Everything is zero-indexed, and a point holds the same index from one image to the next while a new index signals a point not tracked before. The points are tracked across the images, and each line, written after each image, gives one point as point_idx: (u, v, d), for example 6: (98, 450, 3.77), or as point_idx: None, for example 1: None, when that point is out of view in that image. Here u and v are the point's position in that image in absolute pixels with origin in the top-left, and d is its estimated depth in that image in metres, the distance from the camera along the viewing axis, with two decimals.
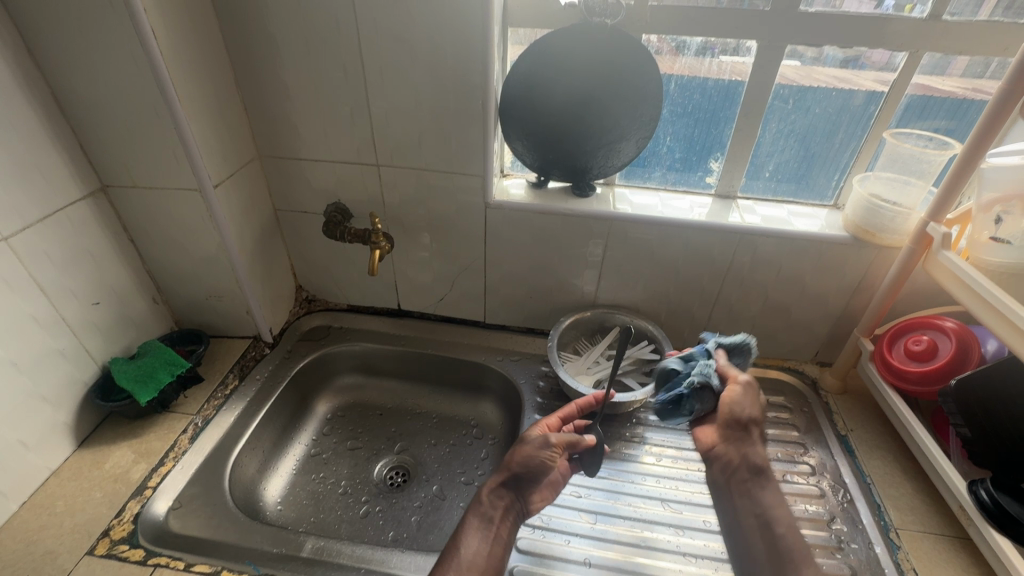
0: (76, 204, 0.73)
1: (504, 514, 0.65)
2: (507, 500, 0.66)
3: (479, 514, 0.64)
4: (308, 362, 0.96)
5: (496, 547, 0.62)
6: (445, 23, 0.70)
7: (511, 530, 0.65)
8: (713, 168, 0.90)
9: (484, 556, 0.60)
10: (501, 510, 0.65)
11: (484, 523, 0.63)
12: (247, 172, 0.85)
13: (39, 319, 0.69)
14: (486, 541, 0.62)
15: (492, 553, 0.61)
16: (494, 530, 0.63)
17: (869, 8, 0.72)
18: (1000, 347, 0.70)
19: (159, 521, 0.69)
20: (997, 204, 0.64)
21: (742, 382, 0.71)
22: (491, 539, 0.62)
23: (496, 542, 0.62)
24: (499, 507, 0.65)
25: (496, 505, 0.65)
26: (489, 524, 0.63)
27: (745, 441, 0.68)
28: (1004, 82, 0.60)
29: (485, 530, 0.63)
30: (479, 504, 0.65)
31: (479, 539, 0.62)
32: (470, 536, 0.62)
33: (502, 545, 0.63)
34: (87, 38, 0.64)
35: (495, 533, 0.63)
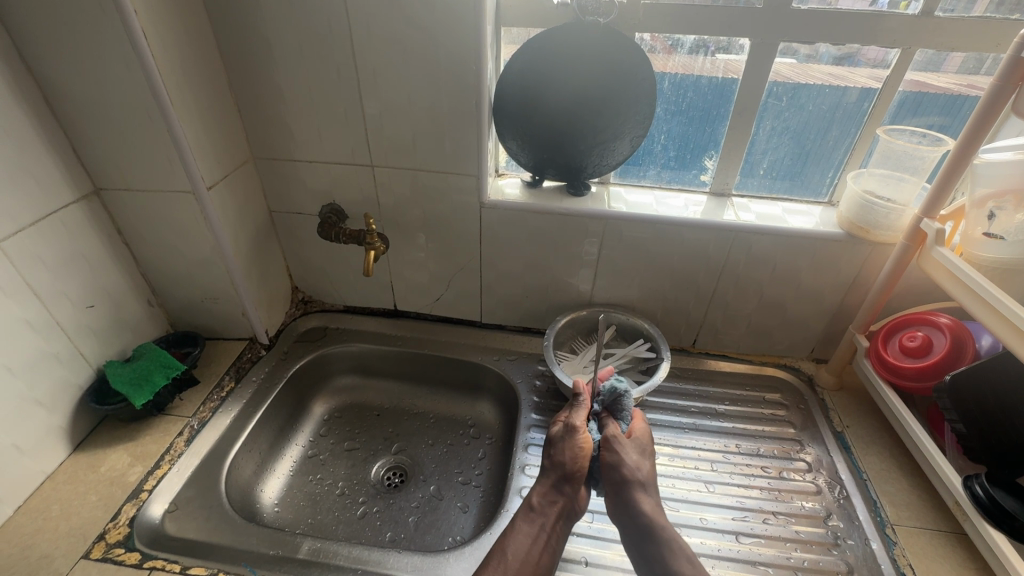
0: (69, 207, 0.73)
1: (556, 519, 0.65)
2: (561, 502, 0.66)
3: (532, 521, 0.65)
4: (304, 364, 0.96)
5: (546, 554, 0.63)
6: (439, 22, 0.70)
7: (564, 533, 0.65)
8: (708, 166, 0.90)
9: (534, 561, 0.61)
10: (554, 516, 0.66)
11: (535, 530, 0.64)
12: (241, 174, 0.85)
13: (33, 322, 0.68)
14: (535, 546, 0.63)
15: (541, 560, 0.62)
16: (546, 535, 0.64)
17: (864, 5, 0.72)
18: (995, 343, 0.70)
19: (155, 524, 0.68)
20: (991, 200, 0.64)
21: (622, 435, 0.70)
22: (541, 544, 0.63)
23: (547, 547, 0.63)
24: (550, 514, 0.66)
25: (548, 511, 0.66)
26: (539, 532, 0.64)
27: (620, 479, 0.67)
28: (995, 78, 0.59)
29: (536, 537, 0.63)
30: (528, 510, 0.66)
31: (532, 544, 0.63)
32: (517, 543, 0.63)
33: (551, 553, 0.63)
34: (78, 40, 0.64)
35: (546, 540, 0.64)
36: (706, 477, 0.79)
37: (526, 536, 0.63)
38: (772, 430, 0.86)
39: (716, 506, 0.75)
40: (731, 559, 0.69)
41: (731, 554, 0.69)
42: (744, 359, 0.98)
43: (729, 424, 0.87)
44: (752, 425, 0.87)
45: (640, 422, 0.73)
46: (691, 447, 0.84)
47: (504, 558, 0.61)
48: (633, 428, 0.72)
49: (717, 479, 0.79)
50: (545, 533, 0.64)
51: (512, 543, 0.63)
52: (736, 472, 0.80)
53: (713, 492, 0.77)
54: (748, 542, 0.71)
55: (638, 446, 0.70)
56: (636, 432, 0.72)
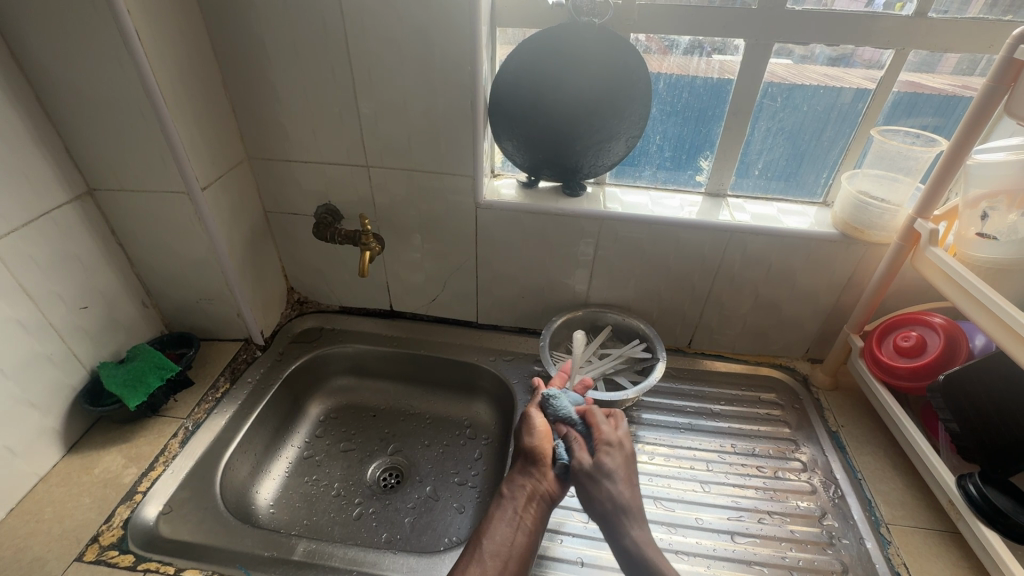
0: (62, 208, 0.72)
1: (528, 501, 0.64)
2: (528, 485, 0.66)
3: (504, 504, 0.64)
4: (300, 365, 0.95)
5: (521, 536, 0.62)
6: (434, 22, 0.70)
7: (538, 513, 0.64)
8: (703, 167, 0.90)
9: (510, 545, 0.60)
10: (525, 498, 0.65)
11: (508, 514, 0.63)
12: (235, 174, 0.84)
13: (25, 323, 0.68)
14: (511, 529, 0.62)
15: (517, 543, 0.61)
16: (519, 517, 0.63)
17: (858, 6, 0.72)
18: (988, 342, 0.71)
19: (149, 526, 0.68)
20: (984, 200, 0.65)
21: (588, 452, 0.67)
22: (514, 527, 0.62)
23: (521, 530, 0.62)
24: (520, 496, 0.65)
25: (518, 494, 0.65)
26: (513, 516, 0.63)
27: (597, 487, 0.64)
28: (988, 79, 0.60)
29: (510, 521, 0.62)
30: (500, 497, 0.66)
31: (506, 528, 0.62)
32: (493, 529, 0.62)
33: (527, 535, 0.62)
34: (71, 40, 0.63)
35: (520, 521, 0.62)
36: (702, 477, 0.79)
37: (500, 521, 0.62)
38: (768, 429, 0.86)
39: (712, 506, 0.75)
40: (726, 559, 0.69)
41: (727, 554, 0.69)
42: (739, 359, 0.98)
43: (724, 424, 0.88)
44: (747, 425, 0.87)
45: (608, 424, 0.70)
46: (687, 447, 0.84)
47: (480, 545, 0.60)
48: (602, 434, 0.68)
49: (712, 479, 0.79)
50: (518, 516, 0.63)
51: (487, 530, 0.62)
52: (731, 472, 0.80)
53: (708, 492, 0.77)
54: (744, 542, 0.71)
55: (608, 458, 0.66)
56: (605, 438, 0.68)
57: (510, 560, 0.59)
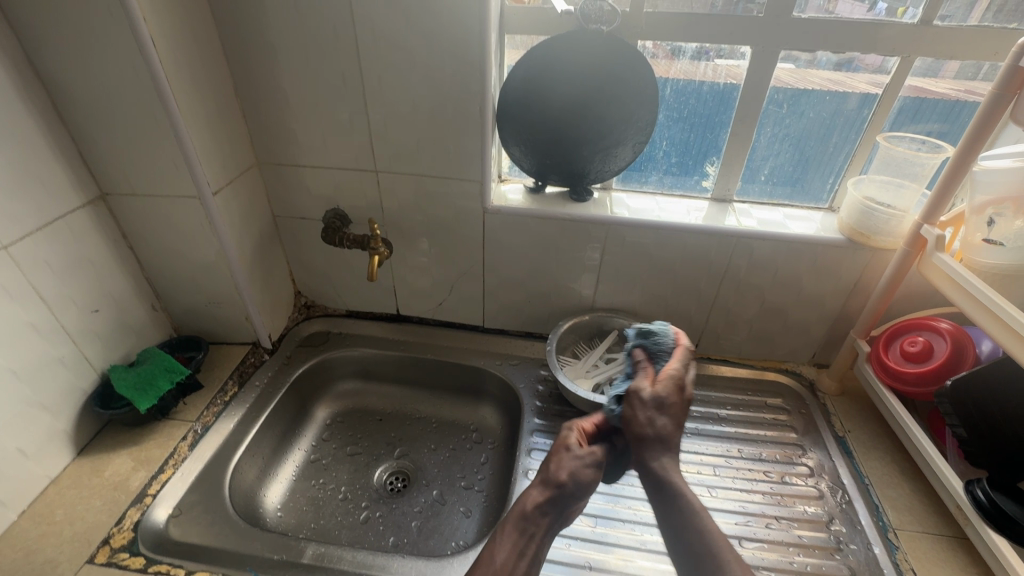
0: (75, 212, 0.73)
1: (544, 531, 0.61)
2: (550, 516, 0.61)
3: (520, 529, 0.59)
4: (308, 368, 0.96)
5: (531, 566, 0.58)
6: (443, 29, 0.71)
7: (547, 544, 0.61)
8: (709, 172, 0.90)
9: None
10: (542, 527, 0.60)
11: (522, 539, 0.59)
12: (246, 179, 0.85)
13: (37, 327, 0.68)
14: (520, 558, 0.58)
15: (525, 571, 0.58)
16: (531, 545, 0.59)
17: (861, 13, 0.73)
18: (995, 348, 0.71)
19: (160, 528, 0.68)
20: (990, 207, 0.65)
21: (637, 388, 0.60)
22: (525, 555, 0.58)
23: (531, 562, 0.59)
24: (540, 525, 0.60)
25: (538, 522, 0.60)
26: (526, 542, 0.59)
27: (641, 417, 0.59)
28: (994, 86, 0.60)
29: (522, 548, 0.59)
30: (521, 517, 0.60)
31: (514, 554, 0.58)
32: (503, 552, 0.58)
33: (535, 564, 0.59)
34: (86, 46, 0.64)
35: (531, 552, 0.59)
36: (709, 482, 0.79)
37: (512, 546, 0.58)
38: (774, 435, 0.87)
39: (719, 511, 0.75)
40: None
41: None
42: (745, 364, 0.98)
43: (731, 429, 0.88)
44: (754, 430, 0.88)
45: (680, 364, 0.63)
46: (693, 452, 0.84)
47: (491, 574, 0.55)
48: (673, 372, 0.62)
49: (719, 484, 0.79)
50: (532, 543, 0.59)
51: (495, 550, 0.58)
52: (738, 477, 0.80)
53: (716, 497, 0.77)
54: (751, 547, 0.71)
55: (666, 391, 0.60)
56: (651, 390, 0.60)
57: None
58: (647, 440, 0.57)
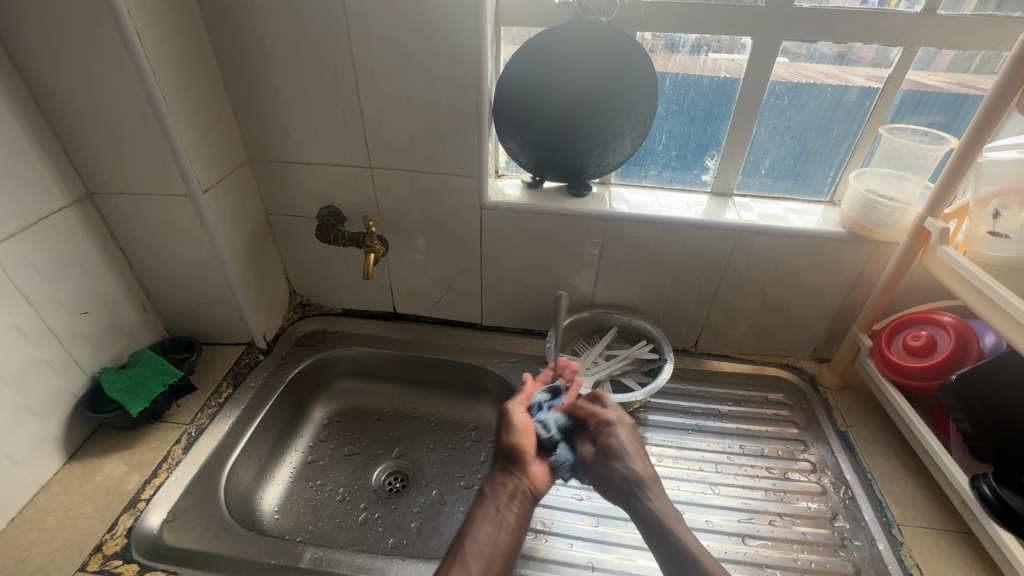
0: (62, 212, 0.71)
1: (510, 499, 0.61)
2: (510, 483, 0.62)
3: (485, 505, 0.61)
4: (303, 368, 0.94)
5: (507, 536, 0.59)
6: (436, 21, 0.69)
7: (522, 513, 0.61)
8: (709, 166, 0.89)
9: (493, 545, 0.57)
10: (508, 496, 0.61)
11: (490, 514, 0.59)
12: (237, 176, 0.83)
13: (24, 330, 0.67)
14: (497, 530, 0.58)
15: (501, 543, 0.58)
16: (501, 516, 0.60)
17: (860, 4, 0.72)
18: (999, 341, 0.71)
19: (153, 534, 0.67)
20: (995, 199, 0.64)
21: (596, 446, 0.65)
22: (497, 527, 0.59)
23: (505, 529, 0.59)
24: (502, 495, 0.62)
25: (500, 493, 0.62)
26: (496, 516, 0.60)
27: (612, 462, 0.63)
28: (1000, 76, 0.59)
29: (493, 522, 0.59)
30: (481, 497, 0.62)
31: (490, 530, 0.58)
32: (474, 530, 0.58)
33: (511, 533, 0.59)
34: (69, 40, 0.62)
35: (504, 520, 0.59)
36: (711, 479, 0.79)
37: (483, 522, 0.59)
38: (776, 430, 0.86)
39: (722, 508, 0.75)
40: (736, 562, 0.68)
41: (737, 557, 0.69)
42: (746, 359, 0.98)
43: (732, 425, 0.87)
44: (755, 425, 0.87)
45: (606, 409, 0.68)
46: (694, 449, 0.83)
47: (463, 546, 0.57)
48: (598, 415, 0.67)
49: (721, 481, 0.78)
50: (501, 515, 0.60)
51: (470, 533, 0.58)
52: (741, 473, 0.80)
53: (718, 493, 0.77)
54: (755, 545, 0.70)
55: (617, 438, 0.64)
56: (604, 420, 0.66)
57: (494, 561, 0.56)
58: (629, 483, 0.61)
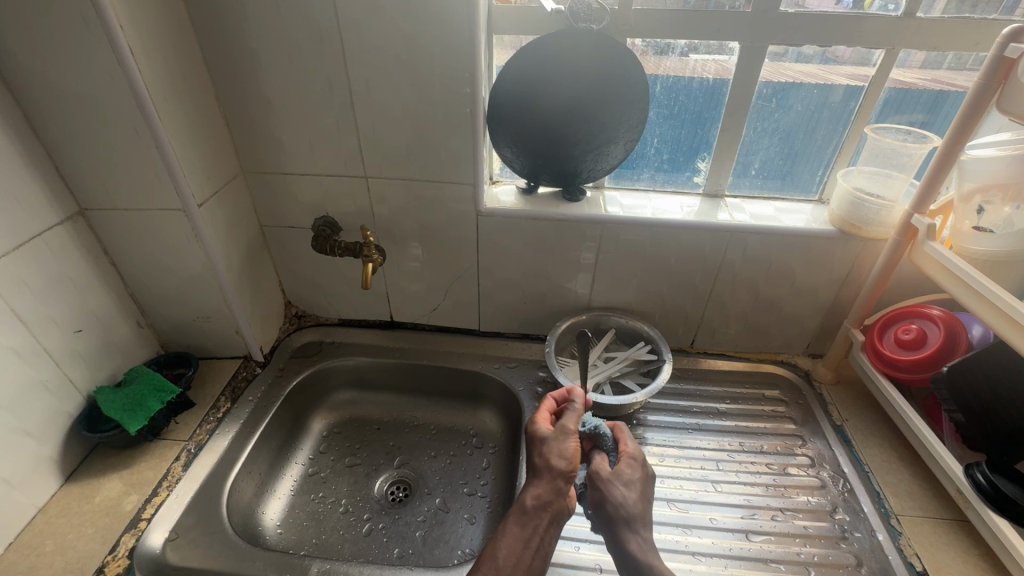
0: (54, 229, 0.70)
1: (550, 524, 0.63)
2: (555, 501, 0.64)
3: (524, 523, 0.62)
4: (302, 380, 0.94)
5: (538, 558, 0.61)
6: (429, 32, 0.70)
7: (556, 537, 0.63)
8: (700, 168, 0.91)
9: (524, 567, 0.60)
10: (549, 518, 0.63)
11: (525, 532, 0.62)
12: (231, 189, 0.83)
13: (19, 350, 0.66)
14: (526, 550, 0.61)
15: (530, 564, 0.60)
16: (538, 538, 0.62)
17: (830, 6, 0.74)
18: (986, 332, 0.73)
19: (156, 554, 0.66)
20: (977, 195, 0.67)
21: (608, 475, 0.65)
22: (526, 546, 0.61)
23: (538, 553, 0.62)
24: (543, 517, 0.63)
25: (542, 512, 0.63)
26: (530, 534, 0.62)
27: (618, 488, 0.64)
28: (981, 76, 0.61)
29: (525, 541, 0.62)
30: (521, 513, 0.64)
31: (519, 546, 0.61)
32: (506, 546, 0.61)
33: (543, 557, 0.62)
34: (61, 57, 0.62)
35: (537, 544, 0.62)
36: (712, 477, 0.80)
37: (513, 536, 0.62)
38: (773, 426, 0.87)
39: (725, 505, 0.76)
40: (743, 558, 0.69)
41: (743, 553, 0.70)
42: (741, 357, 0.99)
43: (730, 423, 0.88)
44: (753, 422, 0.88)
45: (628, 438, 0.70)
46: (695, 448, 0.84)
47: (493, 561, 0.60)
48: (625, 449, 0.69)
49: (722, 478, 0.79)
50: (537, 536, 0.62)
51: (498, 544, 0.61)
52: (741, 470, 0.81)
53: (720, 491, 0.78)
54: (758, 540, 0.71)
55: (628, 469, 0.66)
56: (630, 453, 0.68)
57: None
58: (623, 521, 0.62)
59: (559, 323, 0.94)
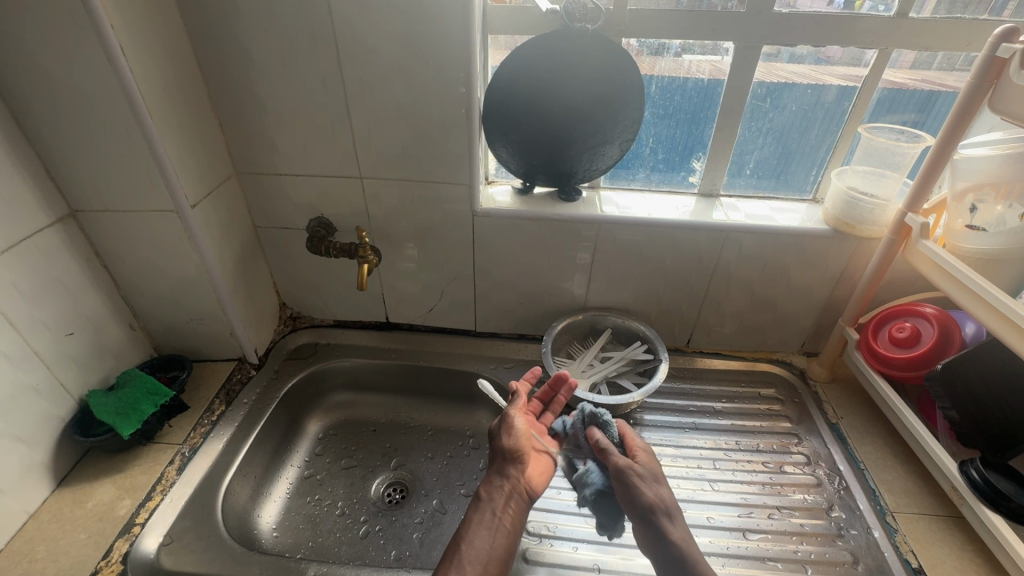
0: (44, 231, 0.69)
1: (506, 502, 0.69)
2: (505, 485, 0.71)
3: (483, 510, 0.68)
4: (297, 382, 0.93)
5: (500, 537, 0.66)
6: (424, 32, 0.70)
7: (517, 514, 0.68)
8: (696, 168, 0.91)
9: (489, 548, 0.64)
10: (504, 499, 0.69)
11: (485, 518, 0.67)
12: (224, 190, 0.82)
13: (9, 354, 0.65)
14: (488, 531, 0.66)
15: (496, 545, 0.65)
16: (497, 520, 0.67)
17: (821, 6, 0.74)
18: (979, 329, 0.74)
19: (150, 559, 0.65)
20: (970, 193, 0.67)
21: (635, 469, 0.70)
22: (493, 531, 0.66)
23: (500, 532, 0.66)
24: (499, 499, 0.69)
25: (496, 496, 0.70)
26: (491, 519, 0.67)
27: (646, 481, 0.69)
28: (972, 77, 0.61)
29: (487, 525, 0.66)
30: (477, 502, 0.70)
31: (483, 531, 0.66)
32: (470, 534, 0.66)
33: (507, 535, 0.66)
34: (51, 57, 0.61)
35: (498, 523, 0.67)
36: (709, 476, 0.80)
37: (478, 527, 0.66)
38: (768, 425, 0.88)
39: (722, 504, 0.76)
40: (740, 557, 0.69)
41: (741, 552, 0.70)
42: (737, 356, 1.00)
43: (727, 422, 0.88)
44: (749, 421, 0.88)
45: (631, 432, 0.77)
46: (692, 447, 0.84)
47: (458, 550, 0.64)
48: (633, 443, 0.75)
49: (719, 477, 0.80)
50: (494, 518, 0.67)
51: (467, 538, 0.66)
52: (738, 469, 0.81)
53: (718, 490, 0.78)
54: (756, 539, 0.71)
55: (649, 464, 0.72)
56: (639, 446, 0.74)
57: (490, 563, 0.62)
58: (661, 512, 0.66)
59: (555, 322, 0.94)
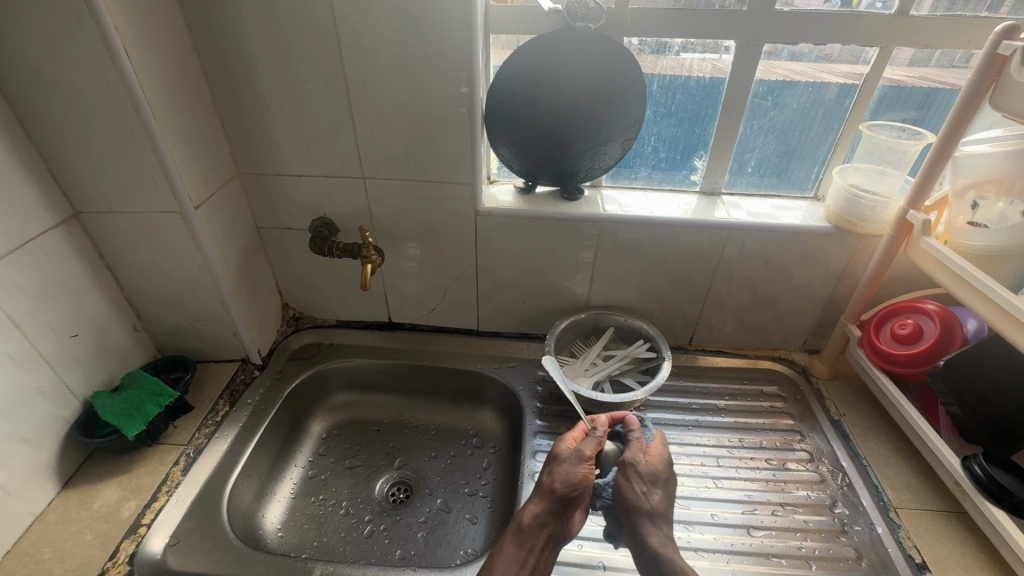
0: (48, 233, 0.69)
1: (544, 544, 0.63)
2: (549, 525, 0.64)
3: (519, 544, 0.63)
4: (300, 382, 0.93)
5: None
6: (427, 32, 0.70)
7: (550, 557, 0.64)
8: (697, 166, 0.91)
9: None
10: (541, 538, 0.64)
11: (520, 553, 0.62)
12: (227, 190, 0.82)
13: (14, 356, 0.65)
14: (519, 572, 0.61)
15: None
16: (530, 558, 0.62)
17: (819, 4, 0.74)
18: (981, 325, 0.74)
19: (156, 559, 0.66)
20: (971, 190, 0.67)
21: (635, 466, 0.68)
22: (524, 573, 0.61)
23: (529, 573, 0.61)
24: (538, 536, 0.63)
25: (536, 533, 0.64)
26: (525, 555, 0.62)
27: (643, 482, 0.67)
28: (972, 75, 0.62)
29: (519, 563, 0.62)
30: (517, 531, 0.64)
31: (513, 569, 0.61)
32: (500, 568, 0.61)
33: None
34: (54, 58, 0.61)
35: (530, 566, 0.62)
36: (712, 473, 0.80)
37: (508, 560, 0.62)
38: (771, 422, 0.88)
39: (727, 501, 0.76)
40: (744, 554, 0.70)
41: (745, 548, 0.70)
42: (739, 354, 1.00)
43: (729, 420, 0.89)
44: (752, 419, 0.89)
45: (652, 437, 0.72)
46: (695, 444, 0.85)
47: None
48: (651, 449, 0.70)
49: (723, 474, 0.80)
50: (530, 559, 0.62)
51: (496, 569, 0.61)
52: (741, 466, 0.81)
53: (722, 487, 0.78)
54: (760, 535, 0.72)
55: (657, 466, 0.68)
56: (659, 453, 0.70)
57: None
58: (642, 512, 0.64)
59: (558, 321, 0.94)
